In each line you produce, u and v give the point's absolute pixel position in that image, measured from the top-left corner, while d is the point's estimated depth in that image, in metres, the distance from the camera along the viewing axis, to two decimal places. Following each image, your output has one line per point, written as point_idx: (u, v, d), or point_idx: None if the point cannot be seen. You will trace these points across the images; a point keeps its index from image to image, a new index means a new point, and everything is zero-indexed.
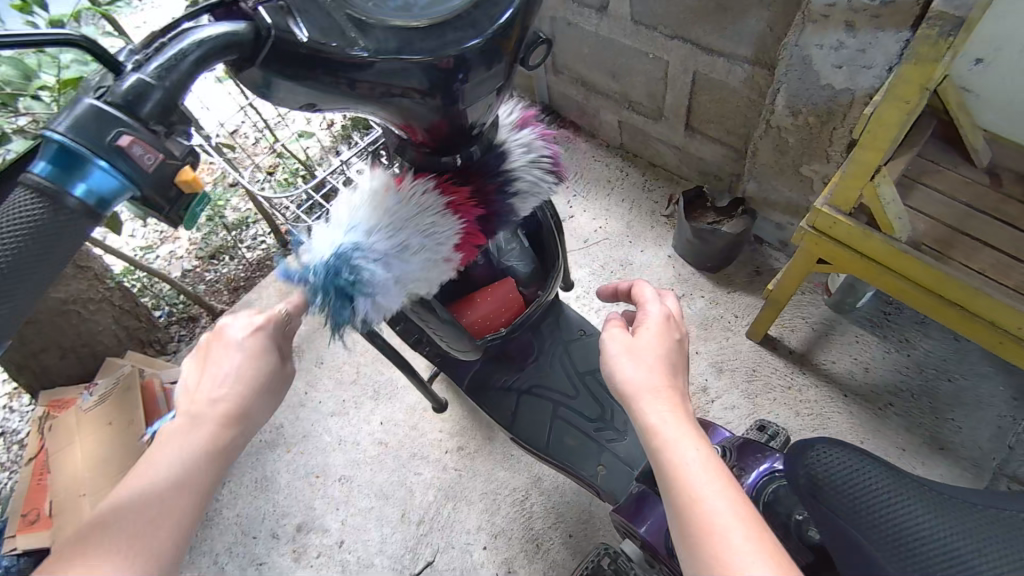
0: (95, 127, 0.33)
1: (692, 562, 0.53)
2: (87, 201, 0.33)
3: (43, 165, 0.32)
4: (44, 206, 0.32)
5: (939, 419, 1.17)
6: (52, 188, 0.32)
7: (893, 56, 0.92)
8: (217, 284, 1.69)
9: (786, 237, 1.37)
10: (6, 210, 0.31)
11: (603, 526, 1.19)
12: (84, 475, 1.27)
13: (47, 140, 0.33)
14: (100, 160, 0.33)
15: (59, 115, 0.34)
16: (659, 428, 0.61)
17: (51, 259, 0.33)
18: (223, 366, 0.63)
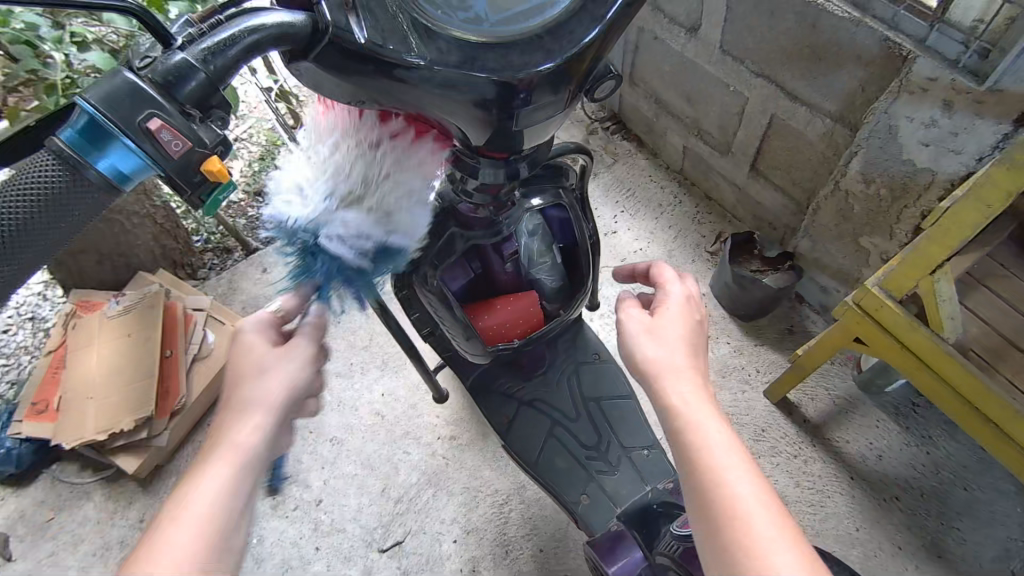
0: (128, 106, 0.35)
1: (711, 539, 0.55)
2: (108, 175, 0.35)
3: (70, 133, 0.34)
4: (63, 177, 0.35)
5: (945, 526, 1.12)
6: (75, 159, 0.35)
7: (986, 147, 0.86)
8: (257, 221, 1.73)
9: (828, 301, 1.32)
10: (33, 173, 0.34)
11: (575, 549, 1.18)
12: (97, 377, 1.32)
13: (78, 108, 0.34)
14: (126, 140, 0.35)
15: (99, 81, 0.35)
16: (681, 408, 0.63)
17: (67, 223, 0.36)
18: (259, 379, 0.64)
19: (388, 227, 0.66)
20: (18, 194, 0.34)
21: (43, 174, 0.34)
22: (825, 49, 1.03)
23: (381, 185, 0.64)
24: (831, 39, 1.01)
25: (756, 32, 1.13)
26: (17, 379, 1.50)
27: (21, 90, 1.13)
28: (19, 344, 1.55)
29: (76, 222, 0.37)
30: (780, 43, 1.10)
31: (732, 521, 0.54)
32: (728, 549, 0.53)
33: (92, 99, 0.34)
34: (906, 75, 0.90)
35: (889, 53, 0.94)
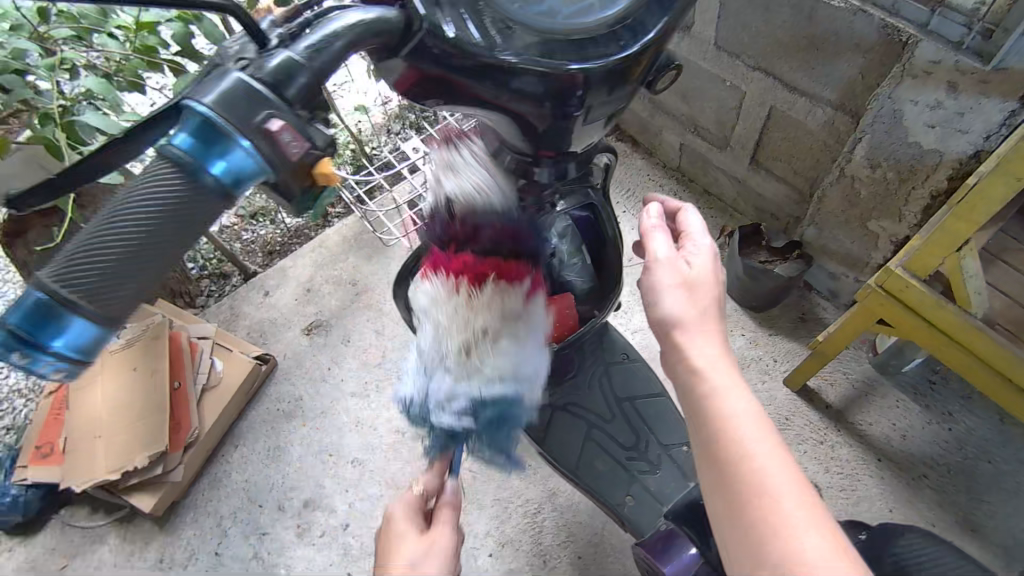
0: (243, 105, 0.34)
1: (734, 514, 0.56)
2: (223, 179, 0.34)
3: (185, 138, 0.33)
4: (182, 179, 0.33)
5: (971, 499, 1.15)
6: (191, 163, 0.33)
7: (993, 125, 0.88)
8: (253, 245, 1.70)
9: (837, 287, 1.34)
10: (152, 180, 0.33)
11: (613, 552, 1.17)
12: (103, 416, 1.27)
13: (193, 113, 0.33)
14: (241, 138, 0.33)
15: (208, 85, 0.34)
16: (708, 372, 0.63)
17: (189, 230, 0.34)
18: None
19: (493, 383, 0.73)
20: (146, 200, 0.33)
21: (161, 177, 0.33)
22: (824, 40, 1.05)
23: (486, 341, 0.72)
24: (829, 29, 1.03)
25: (753, 28, 1.14)
26: (15, 426, 1.44)
27: (10, 124, 1.09)
28: (14, 389, 1.49)
29: (200, 228, 0.35)
30: (778, 37, 1.11)
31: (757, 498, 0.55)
32: (751, 526, 0.54)
33: (207, 102, 0.33)
34: (910, 61, 0.92)
35: (889, 40, 0.96)
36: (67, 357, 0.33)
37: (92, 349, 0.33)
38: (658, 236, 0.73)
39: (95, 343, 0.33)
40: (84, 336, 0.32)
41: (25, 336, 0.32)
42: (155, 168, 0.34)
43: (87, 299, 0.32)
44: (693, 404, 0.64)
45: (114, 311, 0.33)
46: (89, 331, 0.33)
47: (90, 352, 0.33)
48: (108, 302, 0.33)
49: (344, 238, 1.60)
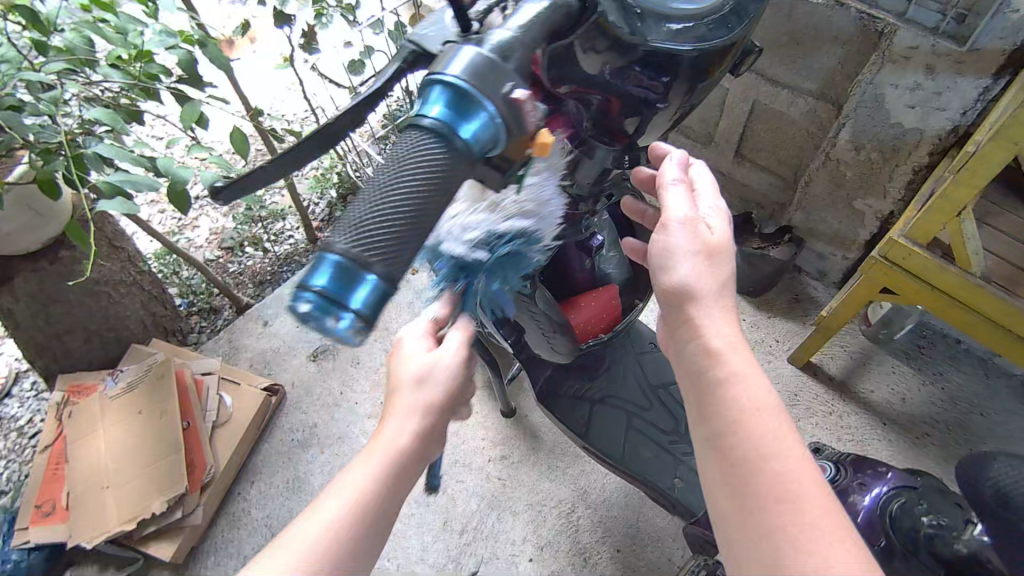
0: (487, 72, 0.42)
1: (747, 515, 0.49)
2: (473, 139, 0.42)
3: (442, 109, 0.41)
4: (440, 145, 0.41)
5: (974, 451, 1.23)
6: (449, 130, 0.41)
7: (969, 101, 0.98)
8: (241, 276, 1.69)
9: (826, 267, 1.42)
10: (415, 148, 0.42)
11: (651, 542, 1.19)
12: (109, 464, 1.21)
13: (442, 81, 0.41)
14: (484, 99, 0.41)
15: (451, 55, 0.42)
16: (725, 352, 0.55)
17: (444, 193, 0.43)
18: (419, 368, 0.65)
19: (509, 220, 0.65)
20: (411, 168, 0.41)
21: (419, 143, 0.42)
22: (804, 35, 1.13)
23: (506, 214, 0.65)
24: (809, 24, 1.11)
25: None
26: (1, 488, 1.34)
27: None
28: None
29: (448, 192, 0.43)
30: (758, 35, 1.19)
31: (779, 497, 0.48)
32: (771, 527, 0.48)
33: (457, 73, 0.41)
34: (890, 47, 1.01)
35: (866, 30, 1.05)
36: (352, 314, 0.40)
37: (369, 308, 0.41)
38: (672, 194, 0.61)
39: (378, 297, 0.41)
40: (372, 289, 0.40)
41: (327, 295, 0.40)
42: (417, 134, 0.42)
43: (376, 257, 0.40)
44: (703, 383, 0.55)
45: (394, 265, 0.41)
46: (375, 284, 0.41)
47: (376, 309, 0.41)
48: (388, 256, 0.41)
49: None
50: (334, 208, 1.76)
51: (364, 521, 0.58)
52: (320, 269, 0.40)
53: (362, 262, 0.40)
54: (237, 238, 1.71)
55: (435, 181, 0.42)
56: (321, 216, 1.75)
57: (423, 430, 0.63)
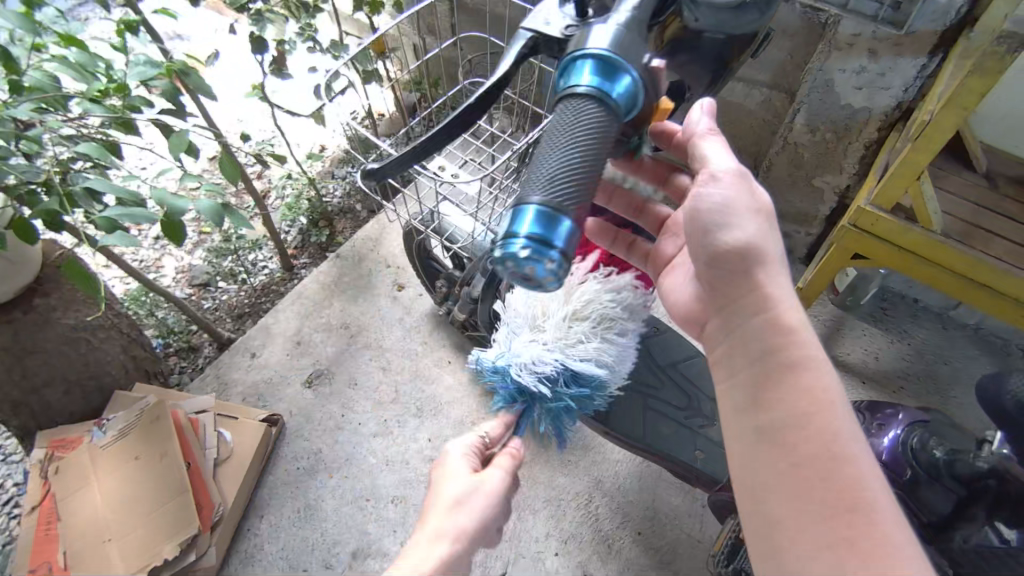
0: (620, 43, 0.51)
1: (821, 479, 0.54)
2: (626, 95, 0.51)
3: (594, 76, 0.50)
4: (602, 107, 0.49)
5: (943, 396, 1.34)
6: (601, 94, 0.50)
7: (910, 79, 1.10)
8: (218, 312, 1.63)
9: (791, 244, 1.52)
10: (581, 116, 0.49)
11: (669, 520, 1.23)
12: (111, 516, 1.14)
13: (586, 54, 0.51)
14: (624, 65, 0.51)
15: (586, 39, 0.52)
16: (798, 333, 0.62)
17: (602, 148, 0.49)
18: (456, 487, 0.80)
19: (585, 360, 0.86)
20: (578, 137, 0.48)
21: (575, 109, 0.49)
22: None
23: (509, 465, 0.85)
24: None
25: None
26: None
27: None
28: None
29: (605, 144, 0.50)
30: None
31: (851, 466, 0.54)
32: (842, 492, 0.53)
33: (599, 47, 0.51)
34: (836, 36, 1.10)
35: (812, 23, 1.15)
36: (556, 250, 0.47)
37: (568, 243, 0.48)
38: (710, 144, 0.67)
39: (567, 234, 0.47)
40: (566, 230, 0.47)
41: (535, 236, 0.47)
42: (568, 104, 0.50)
43: (565, 206, 0.48)
44: (775, 355, 0.60)
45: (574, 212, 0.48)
46: (565, 225, 0.47)
47: (567, 250, 0.48)
48: (570, 206, 0.48)
49: (322, 285, 1.58)
50: (307, 234, 1.74)
51: None
52: (521, 216, 0.47)
53: (557, 207, 0.47)
54: (208, 273, 1.66)
55: (602, 139, 0.49)
56: (294, 244, 1.73)
57: (463, 540, 0.76)
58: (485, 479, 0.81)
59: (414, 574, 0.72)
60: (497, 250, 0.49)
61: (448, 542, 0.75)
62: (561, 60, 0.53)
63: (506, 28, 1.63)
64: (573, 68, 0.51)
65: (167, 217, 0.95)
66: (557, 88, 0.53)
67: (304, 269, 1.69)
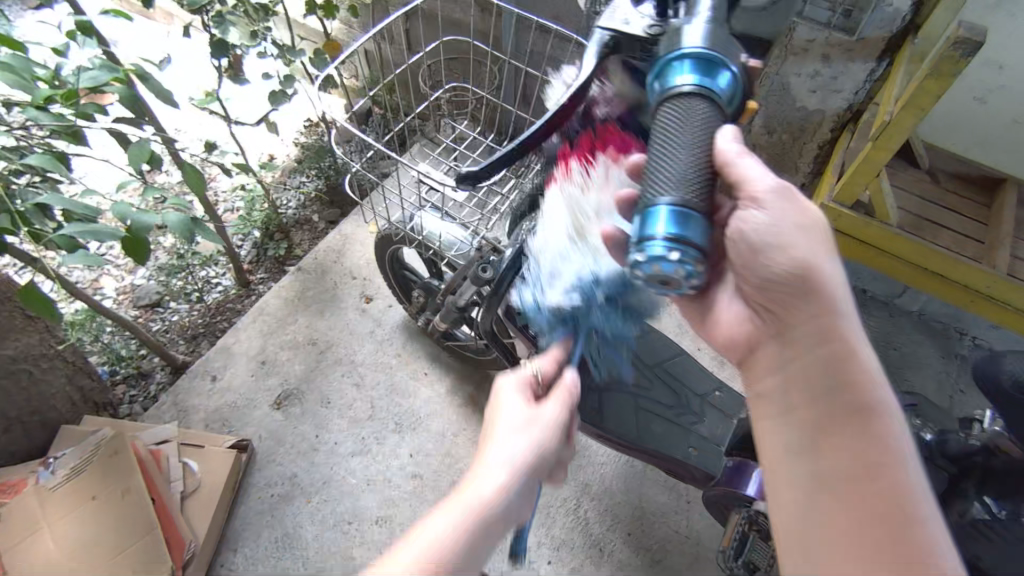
0: (712, 38, 0.52)
1: (883, 541, 0.53)
2: (728, 91, 0.52)
3: (697, 76, 0.51)
4: (709, 104, 0.50)
5: (897, 379, 1.42)
6: (706, 92, 0.50)
7: (860, 83, 1.17)
8: (169, 334, 1.53)
9: None
10: (691, 113, 0.50)
11: (658, 519, 1.26)
12: (68, 565, 1.02)
13: (683, 53, 0.52)
14: (723, 59, 0.51)
15: (680, 39, 0.53)
16: (871, 379, 0.59)
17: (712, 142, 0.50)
18: (514, 420, 0.72)
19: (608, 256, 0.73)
20: (690, 133, 0.49)
21: (686, 106, 0.50)
22: None
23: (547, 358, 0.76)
24: None
25: None
26: None
27: None
28: None
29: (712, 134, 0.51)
30: None
31: (918, 532, 0.53)
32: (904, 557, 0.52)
33: (695, 43, 0.52)
34: (790, 42, 1.15)
35: None
36: (694, 246, 0.46)
37: (703, 238, 0.47)
38: (747, 168, 0.56)
39: (699, 225, 0.47)
40: (698, 219, 0.47)
41: (673, 236, 0.46)
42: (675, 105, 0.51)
43: (689, 198, 0.48)
44: (844, 398, 0.59)
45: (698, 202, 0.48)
46: (696, 216, 0.47)
47: (703, 239, 0.47)
48: (694, 197, 0.48)
49: (284, 300, 1.51)
50: (262, 247, 1.66)
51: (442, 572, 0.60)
52: (654, 217, 0.47)
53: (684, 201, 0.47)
54: (157, 293, 1.55)
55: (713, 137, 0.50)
56: (249, 259, 1.65)
57: (517, 475, 0.68)
58: (542, 414, 0.73)
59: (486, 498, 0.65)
60: (634, 256, 0.48)
61: (510, 472, 0.67)
62: (656, 63, 0.54)
63: (462, 32, 1.61)
64: (669, 67, 0.53)
65: (132, 235, 0.89)
66: (654, 90, 0.54)
67: (262, 285, 1.61)
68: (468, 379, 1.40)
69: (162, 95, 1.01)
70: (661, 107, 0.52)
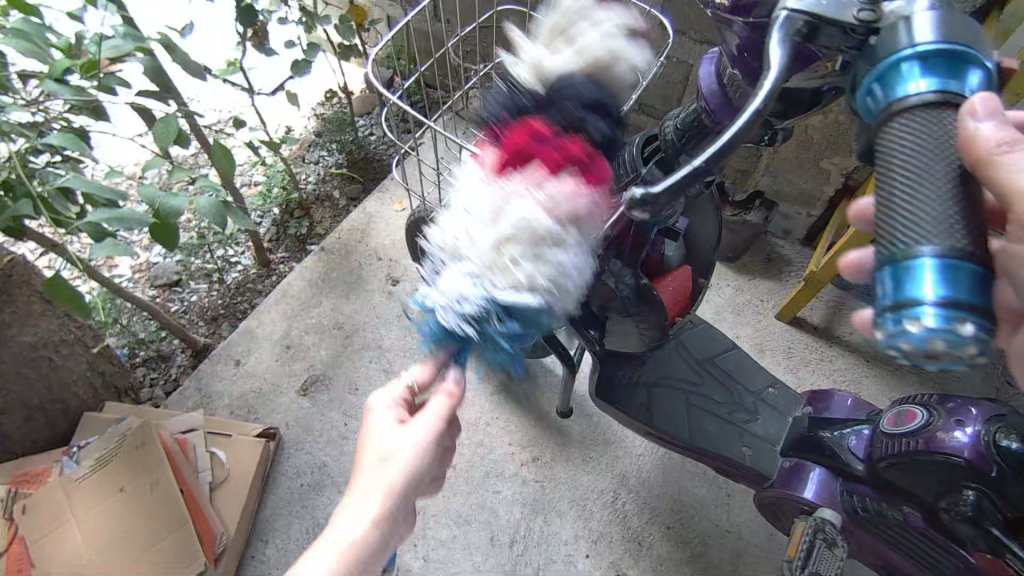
0: (949, 26, 0.42)
1: None
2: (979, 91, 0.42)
3: (938, 79, 0.41)
4: (954, 114, 0.41)
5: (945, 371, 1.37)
6: (953, 97, 0.41)
7: None
8: (188, 315, 1.47)
9: (791, 226, 1.52)
10: (930, 129, 0.41)
11: (697, 512, 1.23)
12: (94, 556, 1.00)
13: (906, 54, 0.43)
14: (966, 50, 0.42)
15: (899, 35, 0.44)
16: None
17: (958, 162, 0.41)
18: (385, 433, 0.68)
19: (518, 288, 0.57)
20: (931, 156, 0.40)
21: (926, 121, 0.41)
22: None
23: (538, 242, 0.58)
24: None
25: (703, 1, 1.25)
26: None
27: None
28: None
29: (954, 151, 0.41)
30: None
31: None
32: None
33: (921, 39, 0.42)
34: None
35: None
36: (978, 306, 0.36)
37: (986, 293, 0.37)
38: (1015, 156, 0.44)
39: (974, 280, 0.37)
40: (972, 272, 0.37)
41: (946, 301, 0.36)
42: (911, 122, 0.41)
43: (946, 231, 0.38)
44: None
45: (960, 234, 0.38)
46: (969, 269, 0.37)
47: (981, 297, 0.37)
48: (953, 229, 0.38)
49: (308, 282, 1.45)
50: (282, 225, 1.60)
51: None
52: (915, 276, 0.37)
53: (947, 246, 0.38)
54: (175, 272, 1.49)
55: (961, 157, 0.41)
56: (269, 236, 1.58)
57: (394, 496, 0.65)
58: (420, 422, 0.67)
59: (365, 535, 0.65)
60: (884, 325, 0.39)
61: (379, 499, 0.64)
62: (875, 67, 0.45)
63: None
64: (889, 76, 0.43)
65: (160, 218, 0.83)
66: (871, 109, 0.45)
67: (282, 264, 1.55)
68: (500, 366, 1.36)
69: (188, 65, 0.94)
70: (886, 130, 0.43)
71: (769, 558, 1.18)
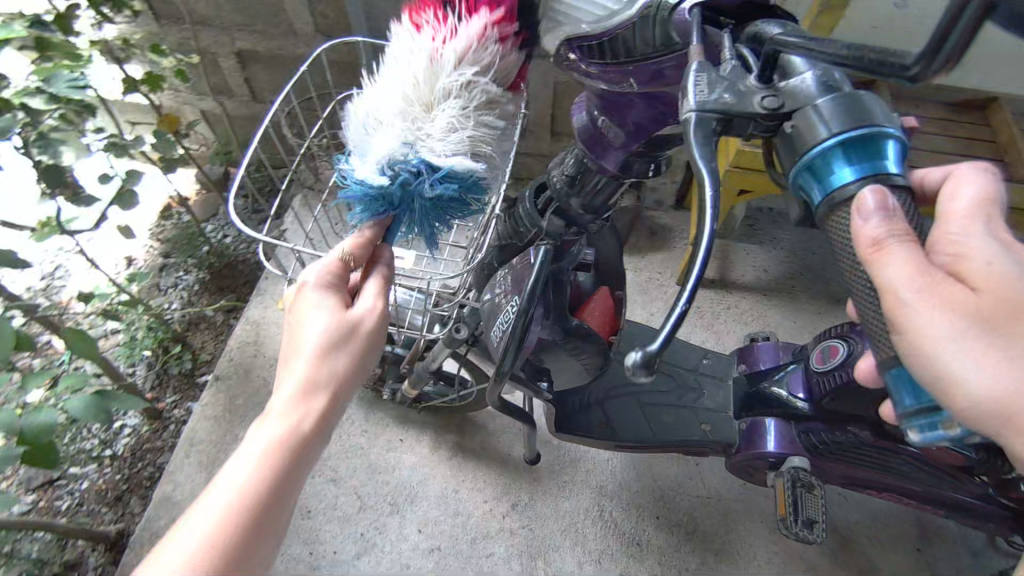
0: (854, 110, 0.39)
1: None
2: (900, 166, 0.40)
3: (854, 171, 0.40)
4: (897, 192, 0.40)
5: (825, 280, 1.52)
6: (880, 177, 0.40)
7: None
8: (84, 508, 1.27)
9: (660, 196, 1.60)
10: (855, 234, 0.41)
11: (676, 491, 1.27)
12: None
13: (827, 149, 0.40)
14: (883, 126, 0.39)
15: (813, 126, 0.40)
16: None
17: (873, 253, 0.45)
18: (314, 317, 0.62)
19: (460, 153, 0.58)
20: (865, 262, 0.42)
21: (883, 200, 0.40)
22: None
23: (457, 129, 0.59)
24: None
25: None
26: None
27: None
28: None
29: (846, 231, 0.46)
30: None
31: None
32: None
33: (839, 129, 0.39)
34: None
35: None
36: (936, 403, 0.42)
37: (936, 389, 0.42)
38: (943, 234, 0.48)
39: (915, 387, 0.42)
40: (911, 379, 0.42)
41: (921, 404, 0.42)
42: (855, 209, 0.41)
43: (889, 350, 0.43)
44: None
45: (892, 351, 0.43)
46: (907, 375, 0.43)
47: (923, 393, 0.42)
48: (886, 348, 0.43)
49: (213, 419, 1.32)
50: (161, 369, 1.43)
51: (255, 525, 0.53)
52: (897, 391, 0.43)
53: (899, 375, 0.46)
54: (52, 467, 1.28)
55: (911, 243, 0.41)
56: (150, 385, 1.41)
57: (328, 387, 0.60)
58: (356, 312, 0.63)
59: (257, 464, 0.55)
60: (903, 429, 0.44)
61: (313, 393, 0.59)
62: (796, 167, 0.42)
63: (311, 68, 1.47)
64: (817, 165, 0.41)
65: (32, 445, 0.71)
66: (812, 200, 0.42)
67: (176, 410, 1.39)
68: (447, 428, 1.33)
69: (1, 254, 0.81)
70: (836, 223, 0.42)
71: (753, 509, 1.25)
